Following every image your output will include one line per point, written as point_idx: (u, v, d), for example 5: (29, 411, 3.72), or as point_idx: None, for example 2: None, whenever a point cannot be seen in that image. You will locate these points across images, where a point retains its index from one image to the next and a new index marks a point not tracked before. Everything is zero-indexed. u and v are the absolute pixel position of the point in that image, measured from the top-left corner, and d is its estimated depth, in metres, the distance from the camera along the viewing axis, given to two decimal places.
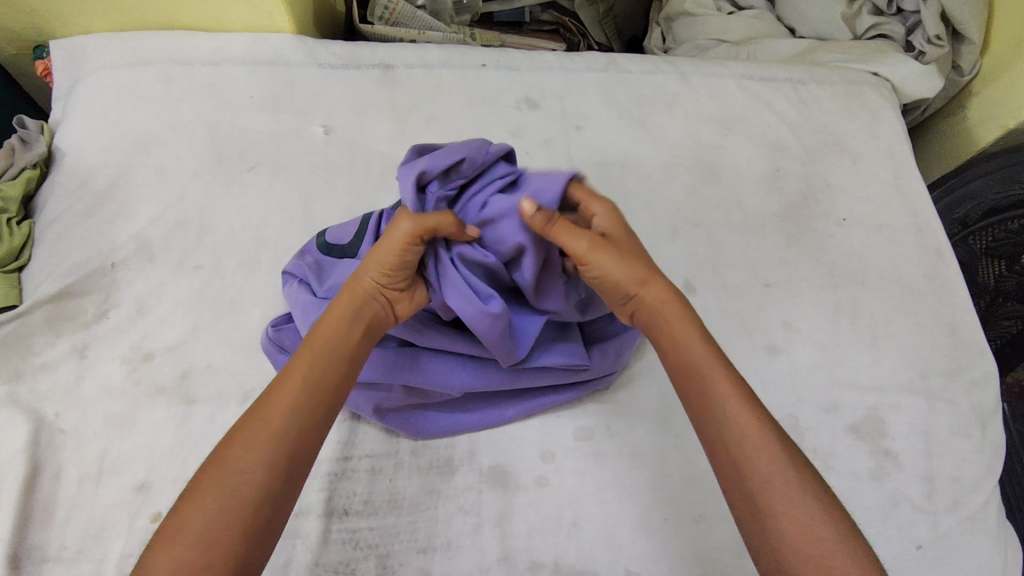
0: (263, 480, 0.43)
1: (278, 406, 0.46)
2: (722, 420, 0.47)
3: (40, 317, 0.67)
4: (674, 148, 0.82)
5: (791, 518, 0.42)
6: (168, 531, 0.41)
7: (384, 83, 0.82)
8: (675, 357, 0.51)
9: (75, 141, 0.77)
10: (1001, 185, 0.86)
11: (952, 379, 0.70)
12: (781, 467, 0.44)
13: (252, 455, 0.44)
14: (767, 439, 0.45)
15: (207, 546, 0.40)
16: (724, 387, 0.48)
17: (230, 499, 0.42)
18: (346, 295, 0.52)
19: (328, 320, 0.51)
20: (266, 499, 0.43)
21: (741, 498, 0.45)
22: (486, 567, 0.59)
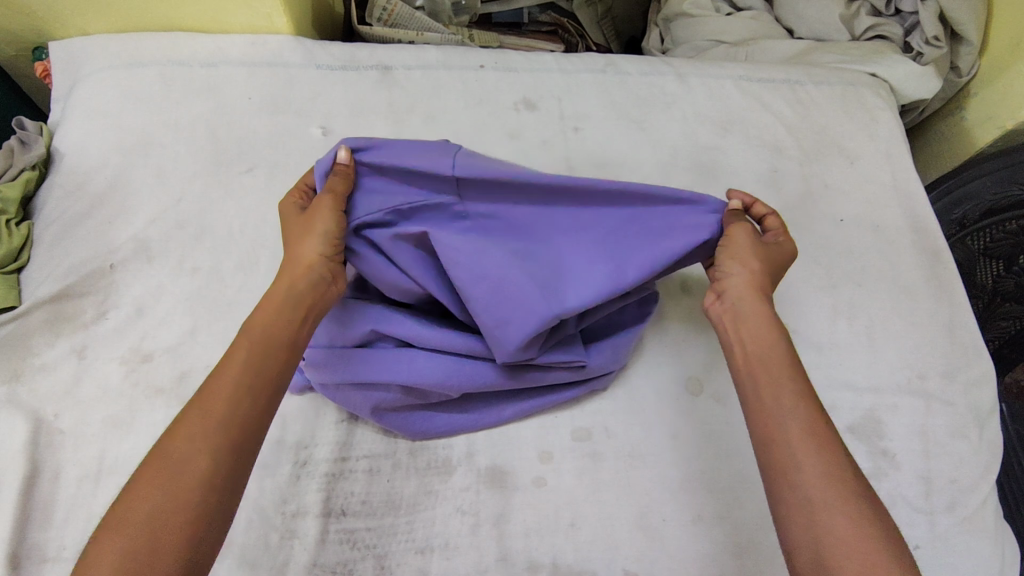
0: (207, 464, 0.43)
1: (220, 386, 0.47)
2: (784, 416, 0.48)
3: (39, 318, 0.67)
4: (672, 149, 0.82)
5: (840, 517, 0.42)
6: (109, 523, 0.40)
7: (383, 84, 0.82)
8: (753, 356, 0.53)
9: (74, 142, 0.77)
10: (999, 185, 0.86)
11: (950, 379, 0.70)
12: (835, 467, 0.44)
13: (192, 440, 0.44)
14: (826, 440, 0.46)
15: (151, 532, 0.40)
16: (791, 387, 0.49)
17: (174, 485, 0.42)
18: (287, 275, 0.54)
19: (268, 305, 0.53)
20: (209, 481, 0.43)
21: (790, 488, 0.45)
22: (484, 567, 0.59)
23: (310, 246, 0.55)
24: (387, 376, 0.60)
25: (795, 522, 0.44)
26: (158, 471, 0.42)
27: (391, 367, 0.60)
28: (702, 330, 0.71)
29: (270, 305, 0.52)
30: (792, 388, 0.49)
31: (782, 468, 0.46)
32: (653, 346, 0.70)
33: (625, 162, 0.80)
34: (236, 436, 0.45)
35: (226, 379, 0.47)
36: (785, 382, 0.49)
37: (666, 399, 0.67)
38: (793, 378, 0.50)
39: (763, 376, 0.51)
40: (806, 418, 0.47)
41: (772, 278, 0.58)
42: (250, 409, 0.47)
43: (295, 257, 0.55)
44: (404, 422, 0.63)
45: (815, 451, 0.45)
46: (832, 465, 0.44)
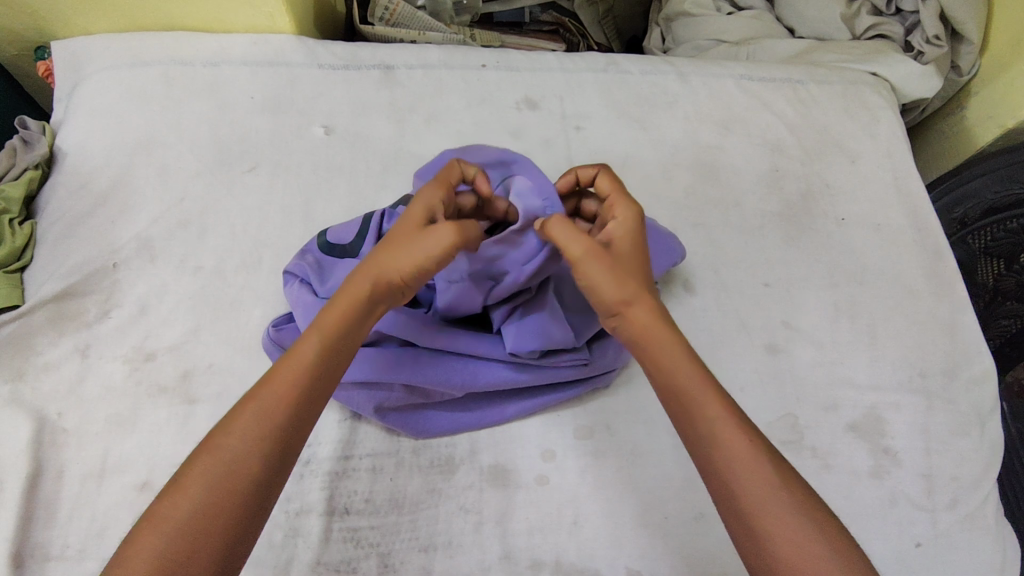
0: (253, 472, 0.44)
1: (284, 383, 0.47)
2: (711, 444, 0.47)
3: (42, 317, 0.67)
4: (673, 148, 0.82)
5: (787, 539, 0.43)
6: (156, 514, 0.42)
7: (384, 83, 0.82)
8: (662, 378, 0.50)
9: (76, 141, 0.77)
10: (1000, 184, 0.86)
11: (951, 378, 0.71)
12: (773, 489, 0.45)
13: (249, 440, 0.44)
14: (761, 464, 0.45)
15: (189, 535, 0.41)
16: (714, 408, 0.48)
17: (225, 486, 0.43)
18: (365, 275, 0.51)
19: (340, 306, 0.50)
20: (256, 489, 0.44)
21: (738, 522, 0.45)
22: (487, 566, 0.59)
23: (405, 263, 0.51)
24: (392, 376, 0.60)
25: (747, 544, 0.45)
26: (204, 474, 0.43)
27: (396, 367, 0.60)
28: (704, 329, 0.71)
29: (344, 301, 0.50)
30: (712, 407, 0.48)
31: (726, 495, 0.46)
32: None
33: (626, 161, 0.80)
34: (289, 444, 0.46)
35: (292, 376, 0.47)
36: (710, 404, 0.48)
37: None
38: (710, 395, 0.48)
39: (681, 404, 0.49)
40: (733, 439, 0.46)
41: (638, 259, 0.55)
42: (306, 416, 0.47)
43: (387, 268, 0.51)
44: (406, 422, 0.63)
45: (743, 474, 0.45)
46: (767, 492, 0.44)
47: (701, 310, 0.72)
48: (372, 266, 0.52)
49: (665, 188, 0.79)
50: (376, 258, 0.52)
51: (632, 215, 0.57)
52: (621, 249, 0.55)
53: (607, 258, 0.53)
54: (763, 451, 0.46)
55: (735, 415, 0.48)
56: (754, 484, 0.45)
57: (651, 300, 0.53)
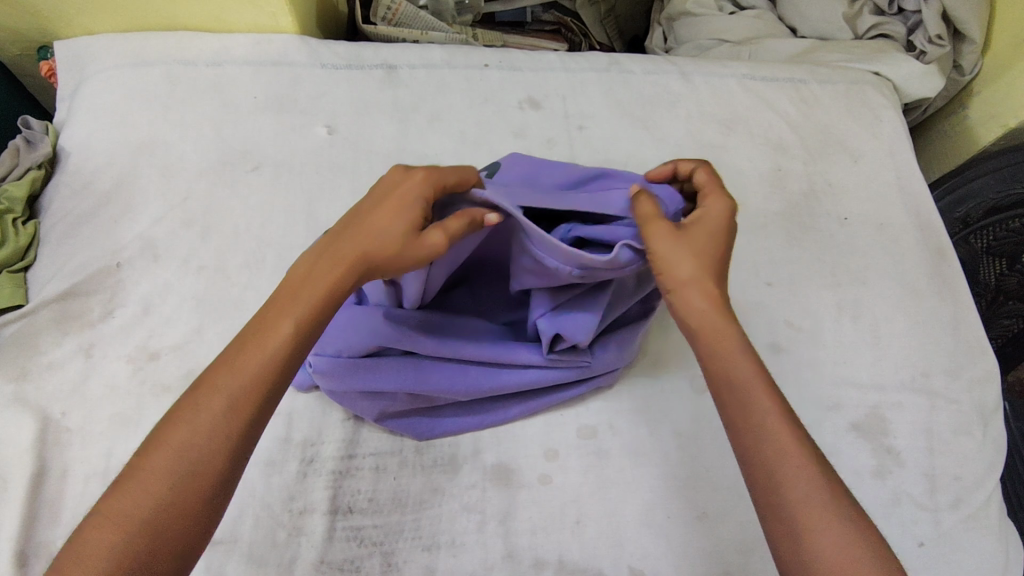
0: (197, 456, 0.42)
1: (238, 366, 0.45)
2: (760, 442, 0.45)
3: (46, 317, 0.67)
4: (676, 148, 0.82)
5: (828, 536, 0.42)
6: (109, 505, 0.40)
7: (387, 83, 0.82)
8: (715, 360, 0.49)
9: (79, 141, 0.77)
10: (1001, 184, 0.86)
11: (953, 377, 0.71)
12: (817, 485, 0.43)
13: (210, 427, 0.42)
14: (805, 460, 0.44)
15: (131, 523, 0.39)
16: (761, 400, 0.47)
17: (184, 476, 0.41)
18: (343, 265, 0.49)
19: (313, 295, 0.48)
20: (218, 479, 0.42)
21: (779, 519, 0.44)
22: (491, 565, 0.59)
23: (390, 251, 0.50)
24: (394, 384, 0.60)
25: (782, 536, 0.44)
26: (151, 456, 0.42)
27: (398, 375, 0.60)
28: None
29: (316, 288, 0.48)
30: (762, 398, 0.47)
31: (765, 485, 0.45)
32: (659, 344, 0.70)
33: (628, 161, 0.80)
34: (251, 433, 0.44)
35: (256, 361, 0.45)
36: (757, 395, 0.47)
37: (672, 397, 0.67)
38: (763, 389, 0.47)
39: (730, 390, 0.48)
40: (783, 439, 0.45)
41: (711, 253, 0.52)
42: (269, 403, 0.45)
43: (371, 259, 0.50)
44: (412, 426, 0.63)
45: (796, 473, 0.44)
46: (812, 489, 0.43)
47: None
48: (354, 255, 0.49)
49: None
50: (358, 245, 0.50)
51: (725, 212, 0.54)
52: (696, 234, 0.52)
53: (681, 241, 0.51)
54: (810, 452, 0.45)
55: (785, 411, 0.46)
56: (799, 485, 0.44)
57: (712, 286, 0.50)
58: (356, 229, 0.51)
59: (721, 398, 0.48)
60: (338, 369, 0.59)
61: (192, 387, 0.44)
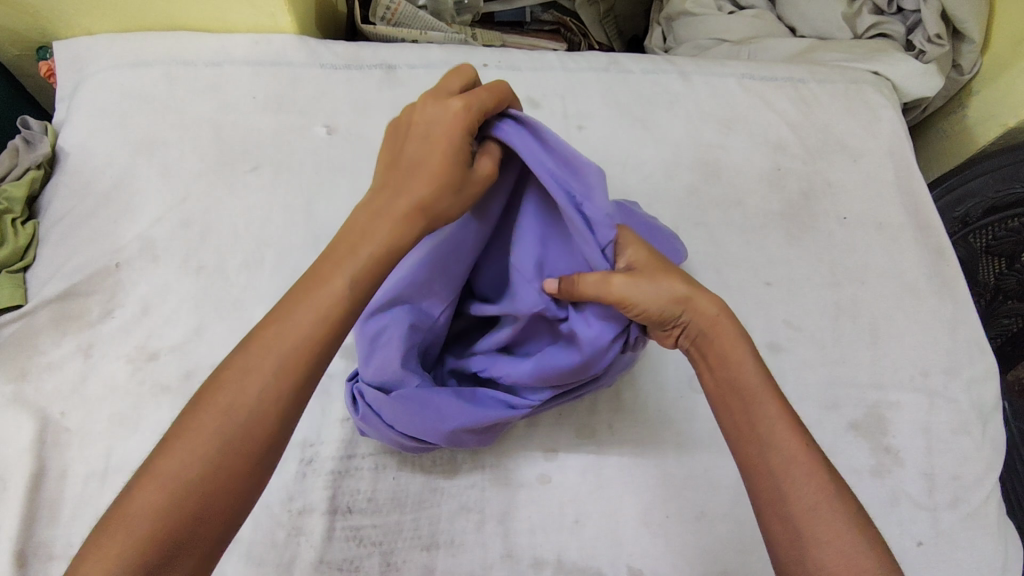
0: (257, 414, 0.42)
1: (296, 323, 0.44)
2: (769, 450, 0.47)
3: (45, 317, 0.67)
4: (674, 148, 0.82)
5: (831, 543, 0.43)
6: (157, 468, 0.40)
7: (386, 83, 0.82)
8: (722, 375, 0.51)
9: (79, 141, 0.77)
10: (1001, 183, 0.86)
11: (952, 377, 0.71)
12: (824, 495, 0.44)
13: (259, 391, 0.42)
14: (813, 468, 0.46)
15: (189, 481, 0.40)
16: (769, 410, 0.48)
17: (231, 442, 0.41)
18: (400, 219, 0.48)
19: (371, 250, 0.47)
20: (262, 448, 0.42)
21: (781, 523, 0.45)
22: (490, 565, 0.59)
23: (449, 201, 0.49)
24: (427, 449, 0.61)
25: (785, 541, 0.44)
26: (213, 410, 0.41)
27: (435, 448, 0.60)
28: None
29: (373, 242, 0.47)
30: (770, 407, 0.48)
31: (770, 495, 0.46)
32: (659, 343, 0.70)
33: (627, 161, 0.81)
34: (301, 397, 0.44)
35: (305, 326, 0.44)
36: (765, 406, 0.48)
37: (671, 396, 0.67)
38: (770, 398, 0.49)
39: (739, 402, 0.49)
40: (792, 448, 0.46)
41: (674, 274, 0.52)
42: (319, 368, 0.45)
43: (428, 206, 0.48)
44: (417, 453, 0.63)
45: (802, 478, 0.45)
46: (819, 496, 0.44)
47: None
48: (406, 208, 0.48)
49: (666, 188, 0.79)
50: (411, 196, 0.48)
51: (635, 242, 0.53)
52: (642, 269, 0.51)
53: (655, 281, 0.50)
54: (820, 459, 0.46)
55: (791, 417, 0.48)
56: (804, 487, 0.45)
57: (716, 299, 0.52)
58: (404, 180, 0.49)
59: (727, 409, 0.50)
60: (383, 429, 0.58)
61: (242, 344, 0.44)
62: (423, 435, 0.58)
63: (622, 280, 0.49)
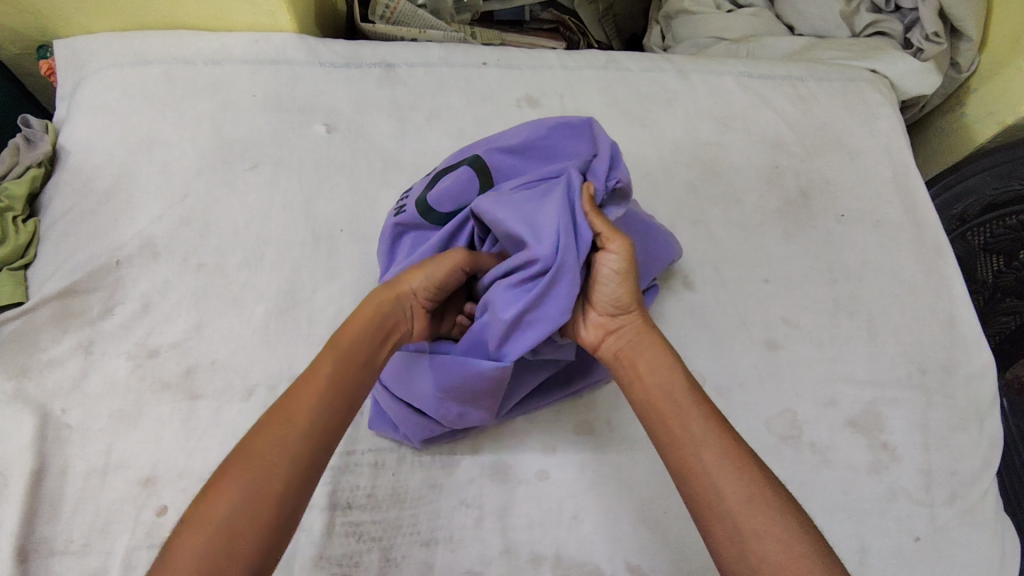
0: (292, 459, 0.42)
1: (325, 378, 0.46)
2: (699, 450, 0.47)
3: (46, 314, 0.68)
4: (673, 145, 0.82)
5: (771, 538, 0.42)
6: (195, 517, 0.40)
7: (385, 82, 0.83)
8: (648, 381, 0.52)
9: (79, 140, 0.77)
10: (999, 180, 0.86)
11: (949, 373, 0.71)
12: (757, 488, 0.45)
13: (279, 451, 0.42)
14: (743, 463, 0.46)
15: (234, 524, 0.39)
16: (693, 412, 0.49)
17: (254, 499, 0.40)
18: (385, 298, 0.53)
19: (360, 323, 0.51)
20: (284, 505, 0.41)
21: (718, 519, 0.44)
22: (489, 560, 0.59)
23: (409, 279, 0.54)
24: (420, 427, 0.61)
25: (727, 544, 0.43)
26: (249, 461, 0.41)
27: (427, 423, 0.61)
28: (705, 325, 0.71)
29: (358, 320, 0.51)
30: (693, 411, 0.49)
31: (707, 498, 0.45)
32: None
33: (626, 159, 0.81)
34: (329, 442, 0.45)
35: (318, 387, 0.46)
36: (691, 407, 0.49)
37: None
38: (693, 403, 0.50)
39: (664, 408, 0.50)
40: (721, 446, 0.47)
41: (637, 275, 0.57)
42: (333, 427, 0.45)
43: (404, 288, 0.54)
44: (415, 446, 0.63)
45: (734, 475, 0.45)
46: (753, 491, 0.44)
47: (701, 306, 0.72)
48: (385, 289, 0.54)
49: (664, 185, 0.80)
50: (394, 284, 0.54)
51: None
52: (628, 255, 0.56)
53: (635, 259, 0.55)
54: (749, 453, 0.47)
55: (716, 415, 0.49)
56: (734, 480, 0.45)
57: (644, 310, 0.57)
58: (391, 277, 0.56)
59: (656, 416, 0.50)
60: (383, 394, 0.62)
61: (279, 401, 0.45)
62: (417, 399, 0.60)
63: (620, 244, 0.53)
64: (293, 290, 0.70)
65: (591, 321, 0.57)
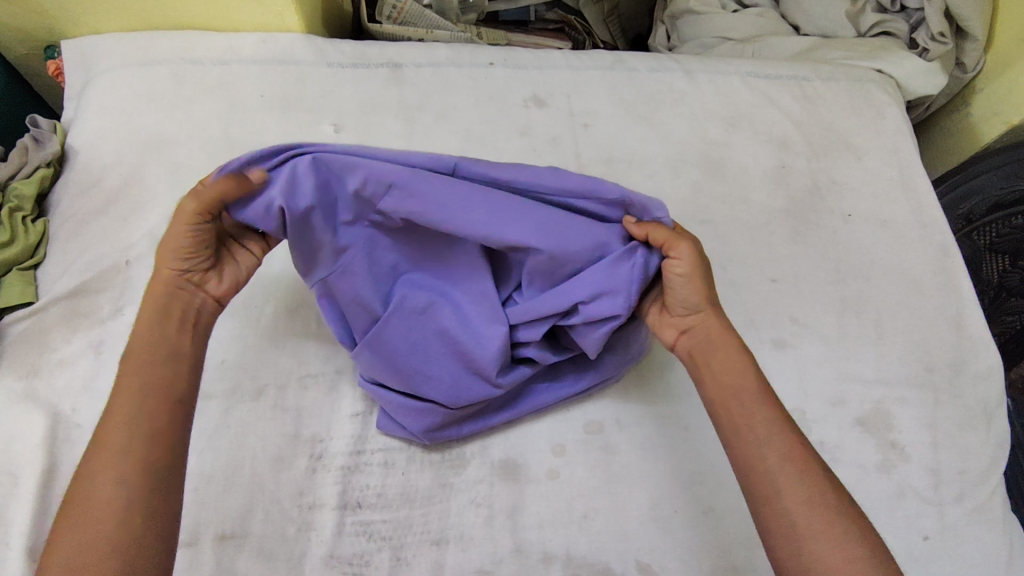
0: (114, 473, 0.44)
1: (127, 393, 0.48)
2: (765, 452, 0.47)
3: (56, 314, 0.68)
4: (680, 145, 0.82)
5: (830, 543, 0.43)
6: (51, 553, 0.42)
7: (393, 82, 0.83)
8: (718, 380, 0.52)
9: (88, 140, 0.77)
10: (1005, 180, 0.86)
11: (957, 372, 0.71)
12: (822, 496, 0.45)
13: (106, 469, 0.44)
14: (808, 468, 0.46)
15: (84, 547, 0.42)
16: (765, 411, 0.49)
17: (95, 514, 0.43)
18: (153, 294, 0.52)
19: (139, 331, 0.50)
20: (122, 513, 0.43)
21: (777, 520, 0.45)
22: (499, 559, 0.59)
23: (166, 264, 0.52)
24: (430, 424, 0.61)
25: (783, 544, 0.44)
26: (80, 492, 0.44)
27: (437, 419, 0.61)
28: None
29: (143, 328, 0.51)
30: (765, 412, 0.49)
31: (767, 499, 0.46)
32: None
33: (633, 158, 0.81)
34: (151, 439, 0.46)
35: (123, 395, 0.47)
36: (761, 409, 0.49)
37: (681, 391, 0.67)
38: (767, 404, 0.49)
39: (737, 405, 0.50)
40: (789, 449, 0.47)
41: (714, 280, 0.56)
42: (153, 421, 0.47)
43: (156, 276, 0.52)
44: (424, 443, 0.63)
45: (798, 479, 0.46)
46: (817, 498, 0.45)
47: None
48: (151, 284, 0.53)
49: (671, 185, 0.80)
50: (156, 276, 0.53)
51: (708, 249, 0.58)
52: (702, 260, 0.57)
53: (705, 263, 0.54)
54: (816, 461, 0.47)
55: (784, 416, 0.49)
56: (799, 484, 0.46)
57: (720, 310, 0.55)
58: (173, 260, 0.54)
59: (725, 414, 0.50)
60: (381, 390, 0.62)
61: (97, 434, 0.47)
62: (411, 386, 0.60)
63: (693, 245, 0.54)
64: (301, 289, 0.70)
65: (662, 321, 0.56)
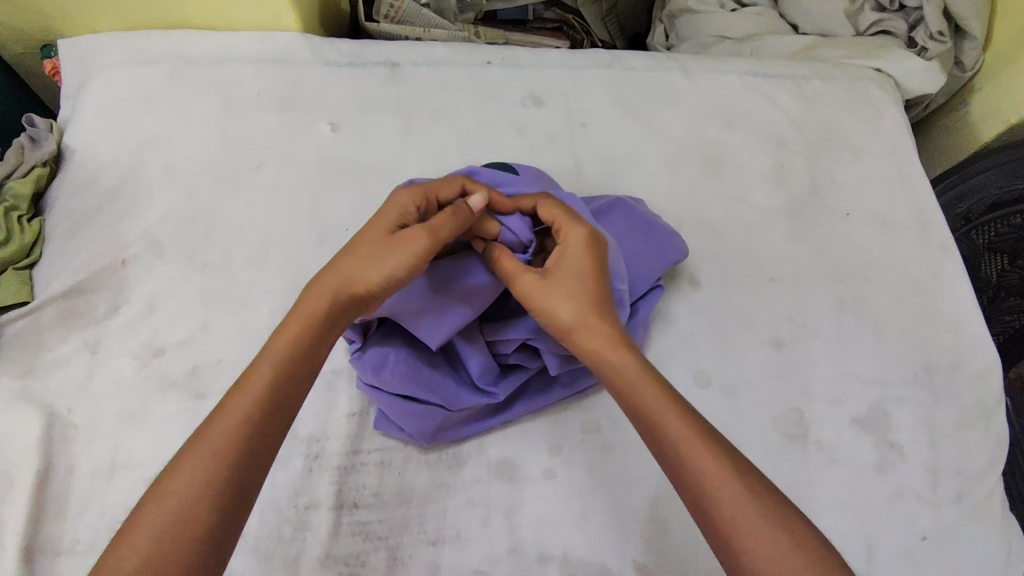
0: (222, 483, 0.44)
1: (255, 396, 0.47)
2: (678, 463, 0.47)
3: (52, 313, 0.68)
4: (677, 144, 0.82)
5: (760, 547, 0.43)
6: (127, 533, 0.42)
7: (390, 81, 0.83)
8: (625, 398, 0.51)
9: (85, 139, 0.77)
10: (1003, 179, 0.86)
11: (956, 372, 0.71)
12: (741, 498, 0.45)
13: (201, 474, 0.44)
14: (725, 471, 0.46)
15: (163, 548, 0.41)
16: (649, 389, 0.50)
17: (177, 529, 0.42)
18: (328, 290, 0.51)
19: (295, 326, 0.50)
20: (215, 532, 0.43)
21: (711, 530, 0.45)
22: (496, 559, 0.59)
23: (373, 273, 0.51)
24: (431, 426, 0.61)
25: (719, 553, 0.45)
26: (178, 483, 0.43)
27: (436, 420, 0.61)
28: (711, 324, 0.71)
29: (297, 328, 0.50)
30: (650, 393, 0.50)
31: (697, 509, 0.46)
32: (664, 339, 0.70)
33: (631, 157, 0.81)
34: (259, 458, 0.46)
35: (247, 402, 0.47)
36: (665, 418, 0.48)
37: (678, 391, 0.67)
38: (650, 385, 0.50)
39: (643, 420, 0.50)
40: (698, 455, 0.46)
41: (578, 286, 0.55)
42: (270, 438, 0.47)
43: (349, 276, 0.52)
44: (422, 445, 0.63)
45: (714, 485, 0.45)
46: (738, 501, 0.45)
47: (707, 305, 0.72)
48: (333, 279, 0.52)
49: (669, 184, 0.80)
50: (341, 273, 0.52)
51: (586, 237, 0.57)
52: (562, 273, 0.55)
53: (545, 286, 0.54)
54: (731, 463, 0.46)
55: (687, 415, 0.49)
56: (698, 452, 0.47)
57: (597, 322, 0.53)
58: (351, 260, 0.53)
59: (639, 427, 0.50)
60: (380, 393, 0.61)
61: (209, 420, 0.46)
62: (410, 391, 0.61)
63: (523, 283, 0.55)
64: (298, 289, 0.70)
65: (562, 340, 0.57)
